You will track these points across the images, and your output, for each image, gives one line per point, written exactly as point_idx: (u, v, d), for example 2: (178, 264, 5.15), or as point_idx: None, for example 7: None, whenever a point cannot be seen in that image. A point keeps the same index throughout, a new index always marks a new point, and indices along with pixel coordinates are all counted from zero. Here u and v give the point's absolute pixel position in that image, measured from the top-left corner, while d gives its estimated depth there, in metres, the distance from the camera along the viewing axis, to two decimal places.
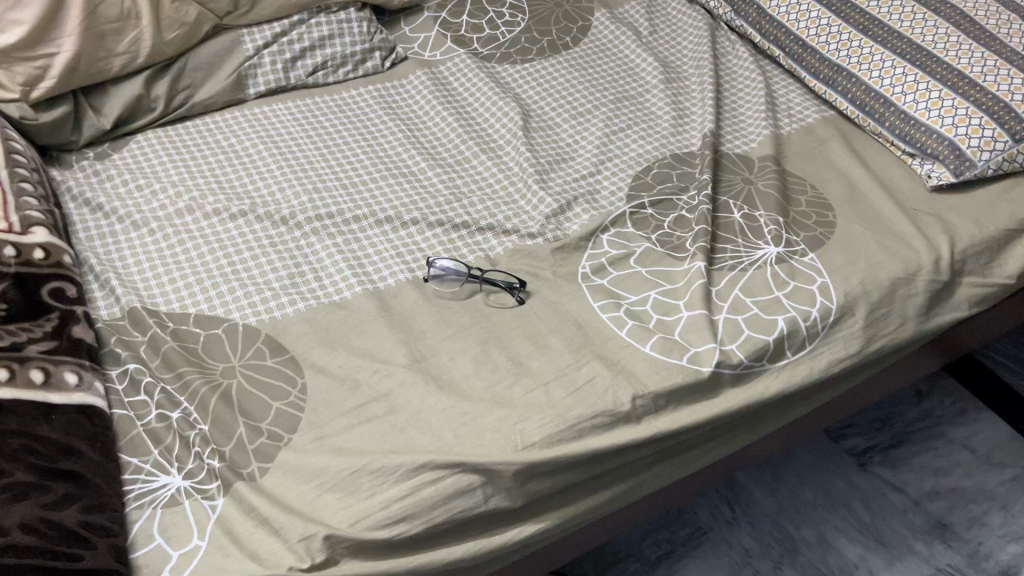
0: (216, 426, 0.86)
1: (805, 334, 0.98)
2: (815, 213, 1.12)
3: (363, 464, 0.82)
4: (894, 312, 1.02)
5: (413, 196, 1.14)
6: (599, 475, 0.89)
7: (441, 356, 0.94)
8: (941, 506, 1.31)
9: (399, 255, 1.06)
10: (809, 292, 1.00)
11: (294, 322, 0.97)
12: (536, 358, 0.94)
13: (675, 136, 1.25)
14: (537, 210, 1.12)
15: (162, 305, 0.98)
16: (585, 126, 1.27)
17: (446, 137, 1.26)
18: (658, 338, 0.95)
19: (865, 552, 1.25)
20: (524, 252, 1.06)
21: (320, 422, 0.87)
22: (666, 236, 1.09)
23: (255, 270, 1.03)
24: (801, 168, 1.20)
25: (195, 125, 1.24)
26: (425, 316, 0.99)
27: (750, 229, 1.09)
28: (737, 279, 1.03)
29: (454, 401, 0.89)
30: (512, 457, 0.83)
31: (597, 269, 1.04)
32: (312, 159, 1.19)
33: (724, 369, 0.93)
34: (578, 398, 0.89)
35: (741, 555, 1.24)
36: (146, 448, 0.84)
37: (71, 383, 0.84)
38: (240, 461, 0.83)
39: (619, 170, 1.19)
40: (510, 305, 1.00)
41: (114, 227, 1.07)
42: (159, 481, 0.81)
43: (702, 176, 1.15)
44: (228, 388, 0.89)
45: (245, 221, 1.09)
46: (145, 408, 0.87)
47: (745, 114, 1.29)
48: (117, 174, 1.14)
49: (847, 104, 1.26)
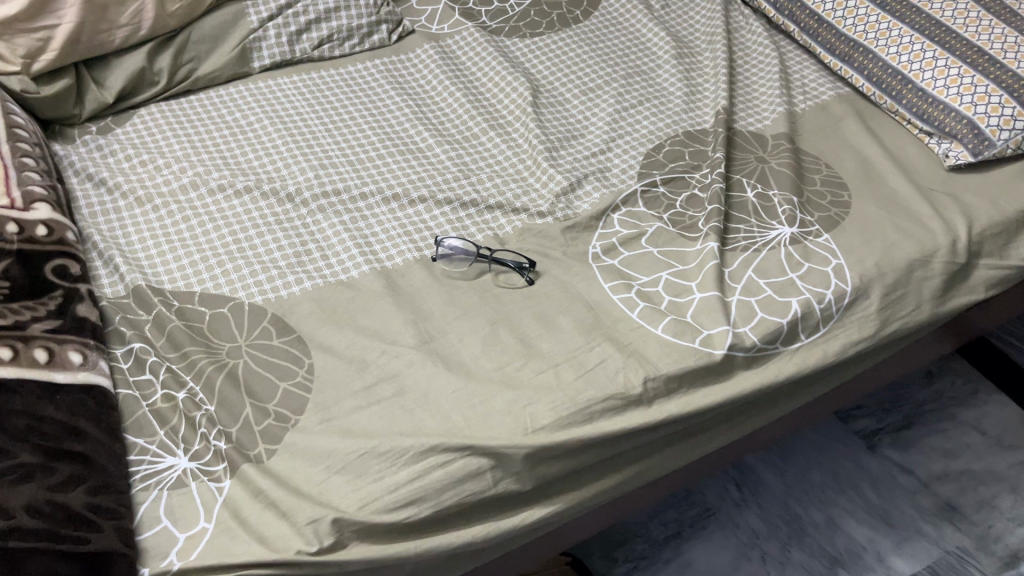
0: (222, 406, 0.85)
1: (819, 317, 0.96)
2: (830, 192, 1.10)
3: (372, 447, 0.81)
4: (910, 294, 1.00)
5: (421, 173, 1.12)
6: (608, 458, 0.88)
7: (449, 336, 0.93)
8: (950, 489, 1.30)
9: (406, 234, 1.04)
10: (823, 275, 0.99)
11: (300, 302, 0.96)
12: (546, 338, 0.93)
13: (687, 113, 1.23)
14: (547, 188, 1.10)
15: (167, 283, 0.97)
16: (595, 102, 1.24)
17: (453, 112, 1.24)
18: (670, 320, 0.94)
19: (873, 534, 1.24)
20: (534, 232, 1.05)
21: (327, 404, 0.86)
22: (678, 216, 1.07)
23: (260, 248, 1.01)
24: (815, 145, 1.18)
25: (199, 99, 1.22)
26: (434, 296, 0.97)
27: (764, 209, 1.07)
28: (750, 260, 1.01)
29: (462, 383, 0.88)
30: (522, 440, 0.82)
31: (608, 249, 1.03)
32: (318, 135, 1.17)
33: (737, 352, 0.92)
34: (589, 380, 0.88)
35: (748, 537, 1.24)
36: (152, 429, 0.83)
37: (76, 363, 0.83)
38: (246, 443, 0.82)
39: (630, 148, 1.17)
40: (519, 285, 0.99)
41: (117, 203, 1.06)
42: (165, 462, 0.80)
43: (714, 154, 1.13)
44: (234, 368, 0.88)
45: (251, 198, 1.07)
46: (151, 388, 0.86)
47: (758, 90, 1.26)
48: (121, 149, 1.13)
49: (863, 81, 1.24)
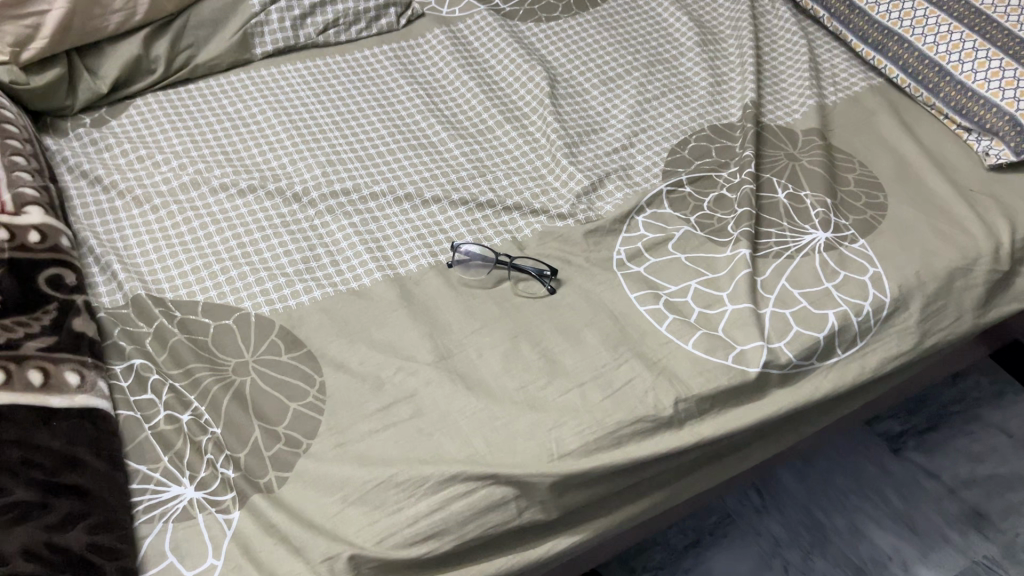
0: (229, 429, 0.80)
1: (857, 330, 0.91)
2: (864, 193, 1.05)
3: (389, 475, 0.77)
4: (950, 305, 0.96)
5: (434, 171, 1.07)
6: (636, 483, 0.83)
7: (468, 351, 0.88)
8: (976, 494, 1.26)
9: (420, 237, 0.99)
10: (860, 284, 0.94)
11: (310, 313, 0.91)
12: (571, 353, 0.88)
13: (713, 105, 1.17)
14: (567, 187, 1.05)
15: (168, 292, 0.92)
16: (615, 93, 1.18)
17: (466, 103, 1.18)
18: (701, 334, 0.89)
19: (898, 542, 1.20)
20: (555, 236, 0.99)
21: (341, 426, 0.81)
22: (705, 218, 1.02)
23: (267, 253, 0.96)
24: (848, 140, 1.12)
25: (198, 87, 1.16)
26: (451, 306, 0.92)
27: (796, 212, 1.02)
28: (783, 268, 0.96)
29: (483, 403, 0.83)
30: (549, 468, 0.77)
31: (633, 255, 0.97)
32: (324, 129, 1.11)
33: (772, 369, 0.87)
34: (617, 401, 0.83)
35: (770, 545, 1.20)
36: (155, 454, 0.78)
37: (73, 384, 0.78)
38: (256, 470, 0.78)
39: (653, 143, 1.11)
40: (540, 294, 0.94)
41: (114, 203, 1.00)
42: (169, 492, 0.75)
43: (743, 152, 1.08)
44: (241, 387, 0.83)
45: (255, 197, 1.02)
46: (153, 408, 0.82)
47: (786, 80, 1.20)
48: (117, 143, 1.07)
49: (898, 71, 1.18)
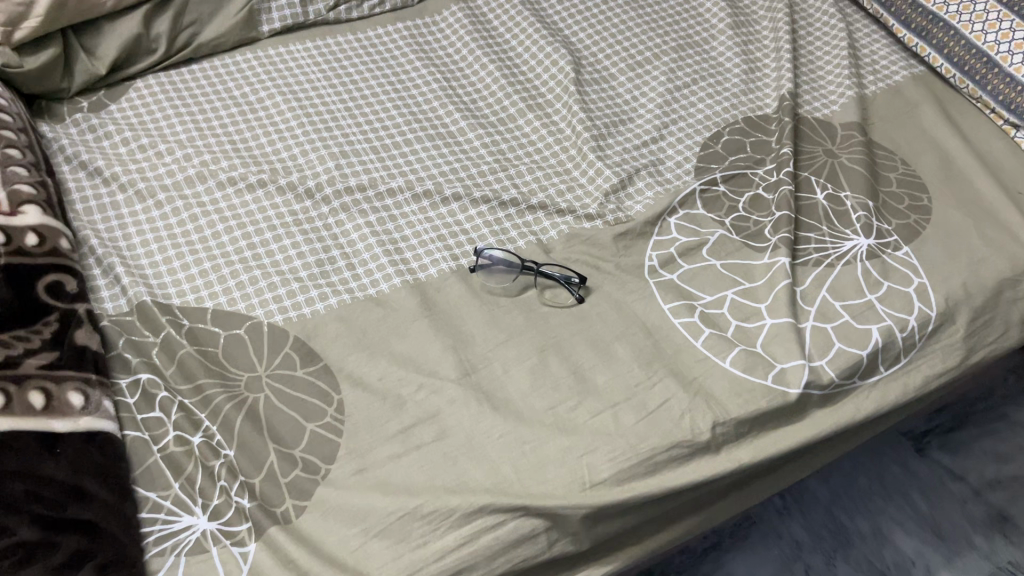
0: (244, 453, 0.76)
1: (901, 346, 0.87)
2: (907, 195, 1.00)
3: (414, 507, 0.72)
4: (997, 318, 0.91)
5: (453, 164, 1.01)
6: (668, 510, 0.79)
7: (494, 366, 0.83)
8: (1003, 497, 1.23)
9: (440, 237, 0.94)
10: (905, 297, 0.89)
11: (326, 322, 0.86)
12: (602, 370, 0.83)
13: (747, 94, 1.11)
14: (594, 184, 0.99)
15: (175, 297, 0.86)
16: (644, 79, 1.12)
17: (486, 88, 1.12)
18: (739, 351, 0.84)
19: (922, 547, 1.17)
20: (582, 238, 0.94)
21: (361, 450, 0.77)
22: (741, 220, 0.96)
23: (279, 256, 0.91)
24: (889, 136, 1.07)
25: (202, 68, 1.09)
26: (474, 316, 0.87)
27: (836, 215, 0.97)
28: (823, 277, 0.91)
29: (510, 426, 0.78)
30: (582, 499, 0.73)
31: (666, 261, 0.92)
32: (337, 116, 1.06)
33: (814, 390, 0.83)
34: (651, 425, 0.79)
35: (792, 549, 1.17)
36: (165, 480, 0.74)
37: (76, 407, 0.73)
38: (273, 498, 0.73)
39: (684, 135, 1.06)
40: (568, 304, 0.89)
41: (115, 197, 0.94)
42: (181, 522, 0.71)
43: (780, 148, 1.02)
44: (254, 406, 0.79)
45: (265, 192, 0.96)
46: (161, 427, 0.77)
47: (823, 68, 1.14)
48: (116, 130, 1.00)
49: (942, 60, 1.12)
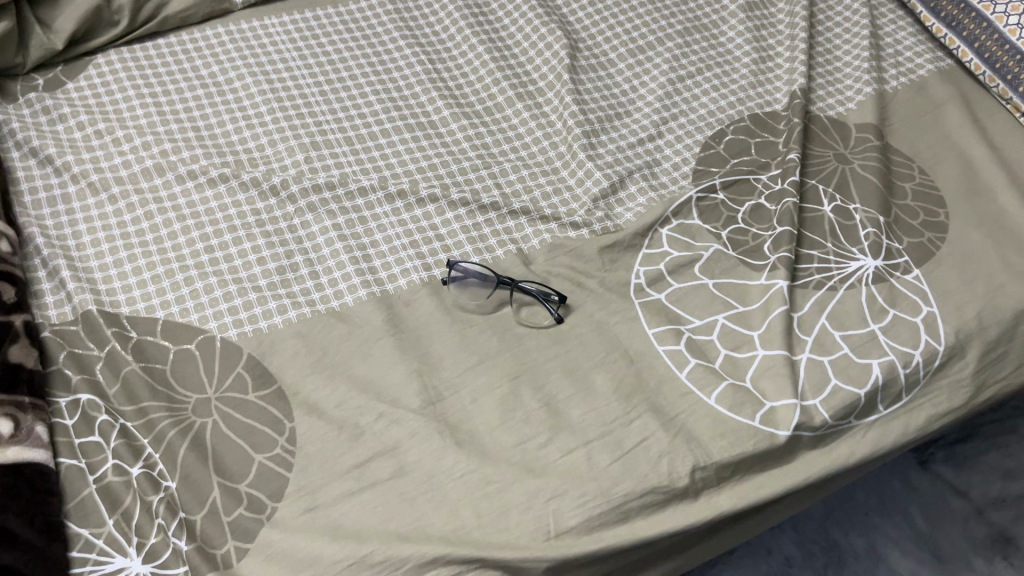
0: (186, 485, 0.71)
1: (903, 383, 0.80)
2: (922, 209, 0.92)
3: (364, 554, 0.67)
4: (1011, 352, 0.84)
5: (433, 159, 0.94)
6: (641, 557, 0.74)
7: (461, 395, 0.77)
8: (1006, 517, 1.17)
9: (412, 243, 0.87)
10: (912, 328, 0.82)
11: (284, 338, 0.80)
12: (577, 402, 0.77)
13: (756, 88, 1.03)
14: (583, 186, 0.92)
15: (124, 306, 0.81)
16: (645, 67, 1.04)
17: (473, 71, 1.04)
18: (727, 385, 0.78)
19: (918, 568, 1.12)
20: (566, 249, 0.87)
21: (312, 486, 0.72)
22: (739, 234, 0.89)
23: (238, 261, 0.84)
24: (908, 141, 0.99)
25: (168, 43, 1.02)
26: (444, 336, 0.81)
27: (843, 230, 0.89)
28: (824, 302, 0.84)
29: (474, 464, 0.73)
30: (545, 552, 0.68)
31: (654, 278, 0.85)
32: (310, 101, 0.98)
33: (804, 432, 0.76)
34: (626, 467, 0.73)
35: (781, 565, 1.12)
36: (99, 516, 0.68)
37: (4, 436, 0.68)
38: (213, 538, 0.68)
39: (684, 134, 0.98)
40: (546, 324, 0.82)
41: (66, 189, 0.88)
42: (114, 564, 0.66)
43: (787, 153, 0.94)
44: (200, 433, 0.74)
45: (227, 188, 0.89)
46: (99, 454, 0.71)
47: (841, 60, 1.06)
48: (71, 113, 0.93)
49: (972, 55, 1.03)
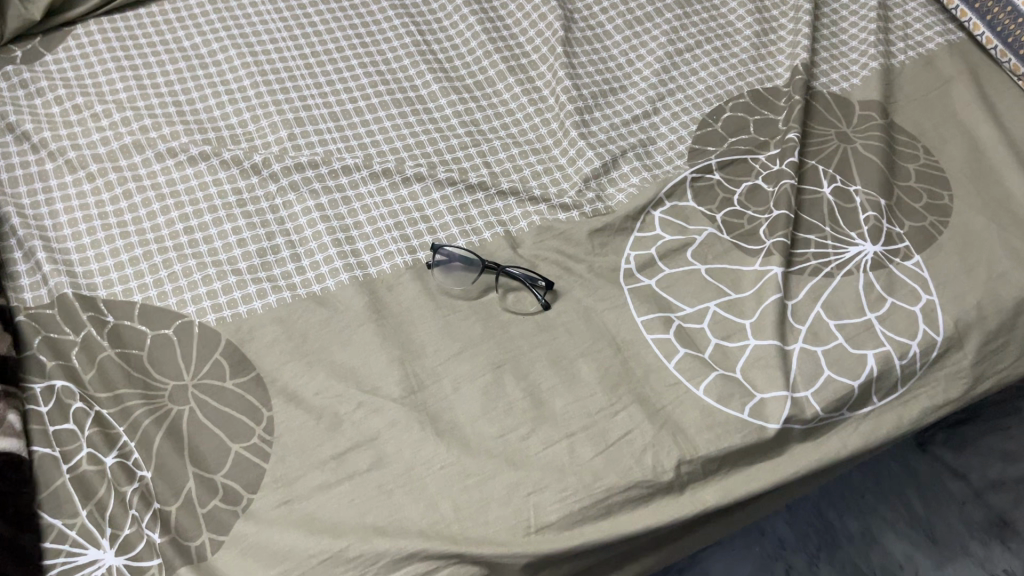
0: (161, 474, 0.69)
1: (898, 375, 0.78)
2: (925, 192, 0.89)
3: (339, 549, 0.66)
4: (1012, 342, 0.81)
5: (420, 136, 0.91)
6: (623, 551, 0.72)
7: (443, 384, 0.76)
8: (1005, 500, 1.15)
9: (397, 225, 0.85)
10: (909, 317, 0.80)
11: (263, 323, 0.78)
12: (562, 392, 0.75)
13: (757, 61, 1.00)
14: (574, 166, 0.90)
15: (101, 289, 0.79)
16: (642, 41, 1.02)
17: (464, 44, 1.01)
18: (716, 376, 0.76)
19: (913, 551, 1.11)
20: (555, 232, 0.85)
21: (288, 478, 0.70)
22: (735, 216, 0.86)
23: (218, 242, 0.83)
24: (913, 119, 0.95)
25: (150, 14, 0.99)
26: (426, 322, 0.79)
27: (842, 214, 0.86)
28: (821, 289, 0.81)
29: (454, 456, 0.71)
30: (523, 548, 0.67)
31: (644, 264, 0.83)
32: (294, 74, 0.95)
33: (794, 425, 0.74)
34: (610, 460, 0.71)
35: (774, 546, 1.10)
36: (72, 507, 0.66)
37: None
38: (188, 530, 0.67)
39: (680, 110, 0.95)
40: (532, 310, 0.80)
41: (43, 166, 0.86)
42: (87, 555, 0.65)
43: (786, 131, 0.91)
44: (176, 420, 0.72)
45: (208, 166, 0.87)
46: (74, 443, 0.69)
47: (846, 32, 1.03)
48: (49, 86, 0.91)
49: (983, 28, 0.99)
